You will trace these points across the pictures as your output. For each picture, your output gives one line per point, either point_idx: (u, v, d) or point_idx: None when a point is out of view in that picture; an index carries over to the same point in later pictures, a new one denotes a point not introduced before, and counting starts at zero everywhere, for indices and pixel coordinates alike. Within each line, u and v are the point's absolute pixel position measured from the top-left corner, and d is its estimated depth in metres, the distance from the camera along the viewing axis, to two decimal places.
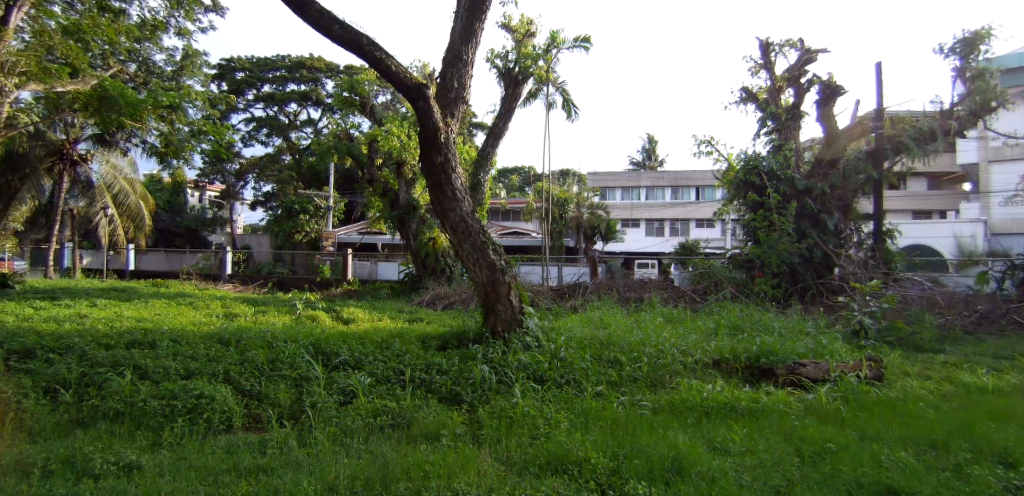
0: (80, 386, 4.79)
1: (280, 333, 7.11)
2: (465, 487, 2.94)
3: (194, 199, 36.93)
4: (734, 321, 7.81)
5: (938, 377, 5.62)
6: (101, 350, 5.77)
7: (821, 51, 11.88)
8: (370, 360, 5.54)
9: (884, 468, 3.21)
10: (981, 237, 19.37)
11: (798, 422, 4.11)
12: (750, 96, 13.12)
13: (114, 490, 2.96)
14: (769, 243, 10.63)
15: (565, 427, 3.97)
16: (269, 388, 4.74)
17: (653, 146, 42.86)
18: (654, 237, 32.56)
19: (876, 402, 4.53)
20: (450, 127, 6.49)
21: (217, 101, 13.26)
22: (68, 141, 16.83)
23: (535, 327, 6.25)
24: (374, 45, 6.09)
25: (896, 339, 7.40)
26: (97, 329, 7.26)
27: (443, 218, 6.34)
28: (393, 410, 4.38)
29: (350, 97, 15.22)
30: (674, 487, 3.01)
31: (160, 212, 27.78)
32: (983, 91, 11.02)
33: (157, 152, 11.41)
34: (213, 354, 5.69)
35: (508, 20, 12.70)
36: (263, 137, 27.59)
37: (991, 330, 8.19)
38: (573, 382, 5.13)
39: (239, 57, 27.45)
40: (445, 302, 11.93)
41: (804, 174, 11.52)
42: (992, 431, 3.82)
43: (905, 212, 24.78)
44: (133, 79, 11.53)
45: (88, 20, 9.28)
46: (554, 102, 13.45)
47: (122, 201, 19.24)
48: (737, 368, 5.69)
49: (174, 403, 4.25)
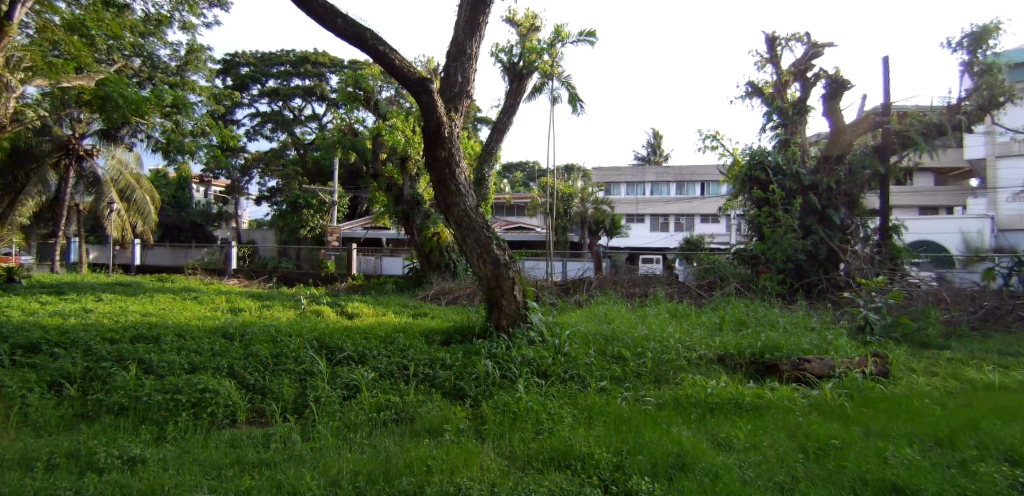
0: (84, 379, 4.81)
1: (284, 327, 7.14)
2: (467, 483, 2.92)
3: (199, 193, 37.12)
4: (738, 315, 7.83)
5: (944, 373, 5.57)
6: (105, 344, 5.79)
7: (827, 45, 11.77)
8: (373, 354, 5.54)
9: (890, 465, 3.18)
10: (987, 233, 19.52)
11: (803, 418, 4.10)
12: (756, 91, 12.88)
13: (118, 484, 2.98)
14: (774, 239, 10.58)
15: (569, 421, 3.98)
16: (274, 382, 4.75)
17: (659, 141, 42.73)
18: (659, 232, 32.37)
19: (881, 399, 4.48)
20: (454, 121, 6.47)
21: (223, 97, 13.37)
22: (74, 135, 16.89)
23: (539, 321, 6.24)
24: (377, 39, 6.05)
25: (902, 335, 7.34)
26: (103, 324, 7.28)
27: (447, 213, 6.34)
28: (398, 405, 4.39)
29: (354, 92, 15.22)
30: (677, 484, 3.00)
31: (166, 206, 27.79)
32: (991, 86, 10.86)
33: (161, 148, 11.39)
34: (216, 349, 5.71)
35: (513, 14, 12.67)
36: (268, 132, 27.69)
37: (997, 327, 8.18)
38: (577, 377, 5.12)
39: (244, 53, 27.51)
40: (449, 297, 11.91)
41: (811, 170, 11.44)
42: (998, 429, 3.76)
43: (911, 208, 24.64)
44: (137, 75, 11.64)
45: (90, 15, 9.15)
46: (558, 96, 13.42)
47: (128, 196, 19.24)
48: (741, 364, 5.64)
49: (178, 397, 4.27)
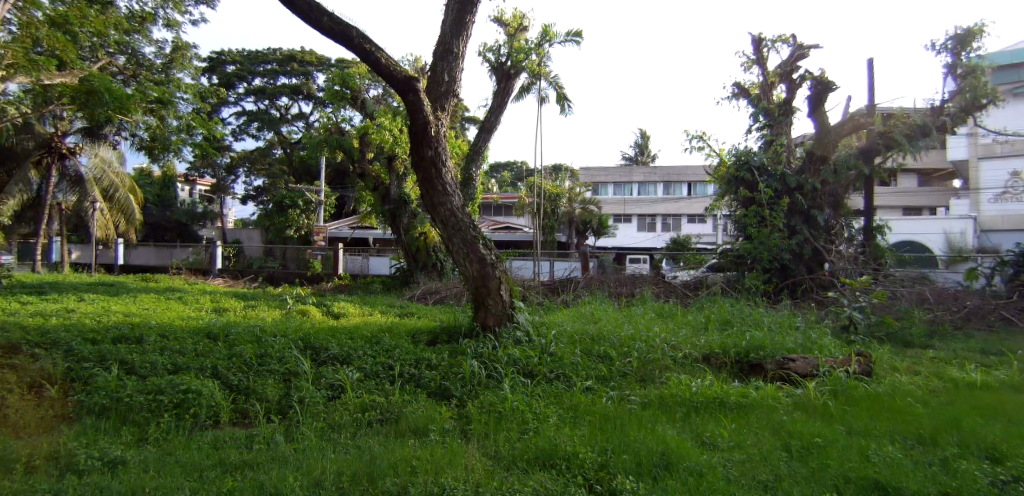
0: (65, 381, 4.73)
1: (270, 327, 7.07)
2: (452, 483, 2.92)
3: (183, 192, 36.75)
4: (724, 315, 7.89)
5: (927, 372, 5.65)
6: (87, 345, 5.70)
7: (813, 47, 11.88)
8: (358, 354, 5.51)
9: (872, 463, 3.22)
10: (970, 233, 19.80)
11: (786, 417, 4.12)
12: (743, 92, 12.98)
13: (98, 486, 2.93)
14: (760, 239, 10.68)
15: (555, 421, 3.99)
16: (258, 383, 4.70)
17: (646, 141, 42.91)
18: (646, 232, 32.57)
19: (864, 397, 4.56)
20: (441, 120, 6.45)
21: (208, 95, 13.21)
22: (56, 134, 16.60)
23: (525, 321, 6.24)
24: (363, 38, 6.01)
25: (885, 334, 7.46)
26: (84, 324, 7.17)
27: (434, 212, 6.31)
28: (383, 405, 4.37)
29: (341, 91, 15.09)
30: (661, 482, 3.02)
31: (150, 206, 27.45)
32: (974, 89, 11.02)
33: (145, 147, 11.30)
34: (200, 349, 5.66)
35: (501, 14, 12.64)
36: (254, 130, 27.48)
37: (979, 326, 8.32)
38: (563, 376, 5.13)
39: (229, 50, 27.22)
40: (436, 297, 11.88)
41: (796, 170, 11.54)
42: (980, 427, 3.83)
43: (895, 208, 24.98)
44: (121, 72, 11.48)
45: (75, 11, 8.98)
46: (546, 97, 13.44)
47: (111, 194, 19.05)
48: (726, 363, 5.69)
49: (160, 398, 4.22)
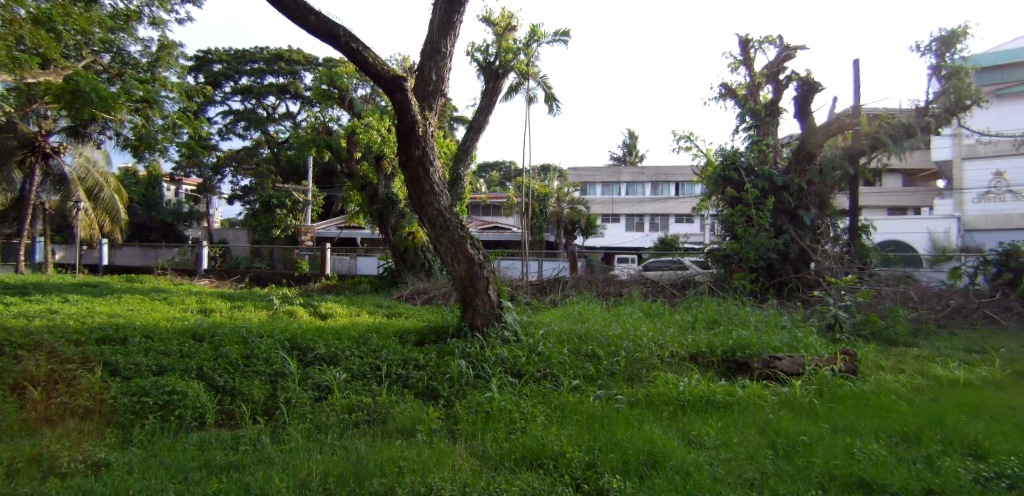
0: (47, 383, 4.66)
1: (256, 328, 7.02)
2: (439, 483, 2.92)
3: (169, 192, 36.34)
4: (710, 314, 7.92)
5: (911, 370, 5.73)
6: (70, 346, 5.62)
7: (799, 48, 12.01)
8: (346, 355, 5.49)
9: (857, 461, 3.26)
10: (953, 233, 20.09)
11: (772, 415, 4.16)
12: (730, 92, 13.13)
13: (82, 489, 2.89)
14: (747, 239, 10.78)
15: (542, 420, 3.99)
16: (244, 384, 4.66)
17: (634, 142, 43.07)
18: (634, 232, 32.71)
19: (848, 395, 4.62)
20: (428, 120, 6.44)
21: (194, 94, 13.08)
22: (39, 133, 16.36)
23: (513, 321, 6.25)
24: (350, 36, 5.98)
25: (870, 333, 7.56)
26: (64, 325, 7.08)
27: (421, 212, 6.30)
28: (370, 405, 4.35)
29: (329, 90, 15.00)
30: (648, 480, 3.04)
31: (135, 206, 27.10)
32: (958, 90, 11.18)
33: (130, 145, 11.18)
34: (185, 349, 5.61)
35: (489, 14, 12.62)
36: (240, 130, 27.24)
37: (962, 324, 8.45)
38: (551, 376, 5.15)
39: (216, 49, 26.96)
40: (425, 297, 11.86)
41: (783, 170, 11.66)
42: (962, 424, 3.89)
43: (880, 208, 25.27)
44: (106, 71, 11.34)
45: (57, 8, 8.81)
46: (535, 97, 13.45)
47: (96, 194, 18.81)
48: (713, 362, 5.74)
49: (145, 400, 4.18)
